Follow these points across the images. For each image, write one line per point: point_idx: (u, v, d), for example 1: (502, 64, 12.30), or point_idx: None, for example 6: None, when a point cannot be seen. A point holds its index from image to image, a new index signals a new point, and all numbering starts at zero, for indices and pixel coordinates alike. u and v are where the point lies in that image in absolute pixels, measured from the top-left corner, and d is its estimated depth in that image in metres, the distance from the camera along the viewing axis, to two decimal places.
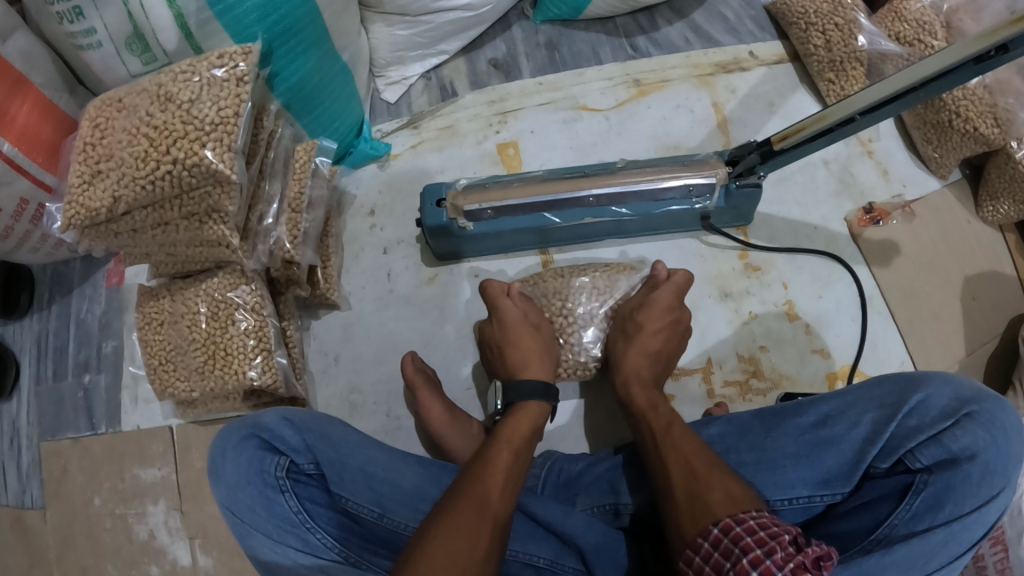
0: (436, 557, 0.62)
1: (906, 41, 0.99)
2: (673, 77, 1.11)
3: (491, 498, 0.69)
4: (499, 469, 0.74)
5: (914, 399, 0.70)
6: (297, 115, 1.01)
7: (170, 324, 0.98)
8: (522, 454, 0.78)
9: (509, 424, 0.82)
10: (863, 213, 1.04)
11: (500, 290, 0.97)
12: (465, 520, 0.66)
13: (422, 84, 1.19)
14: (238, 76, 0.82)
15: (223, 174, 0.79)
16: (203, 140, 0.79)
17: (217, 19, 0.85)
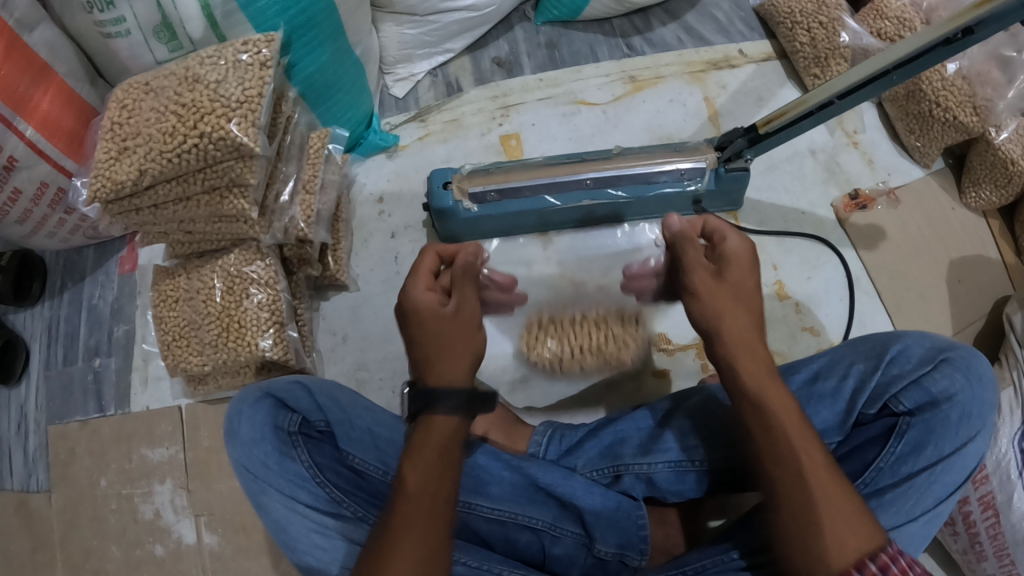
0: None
1: (887, 37, 1.05)
2: (666, 74, 1.17)
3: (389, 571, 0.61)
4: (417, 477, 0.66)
5: (895, 349, 0.80)
6: (311, 105, 1.06)
7: (186, 300, 1.02)
8: (426, 488, 0.65)
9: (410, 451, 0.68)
10: (849, 199, 1.09)
11: (426, 272, 0.81)
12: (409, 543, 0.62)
13: (429, 80, 1.25)
14: (262, 61, 0.88)
15: (248, 147, 0.84)
16: (229, 116, 0.84)
17: (241, 10, 0.91)
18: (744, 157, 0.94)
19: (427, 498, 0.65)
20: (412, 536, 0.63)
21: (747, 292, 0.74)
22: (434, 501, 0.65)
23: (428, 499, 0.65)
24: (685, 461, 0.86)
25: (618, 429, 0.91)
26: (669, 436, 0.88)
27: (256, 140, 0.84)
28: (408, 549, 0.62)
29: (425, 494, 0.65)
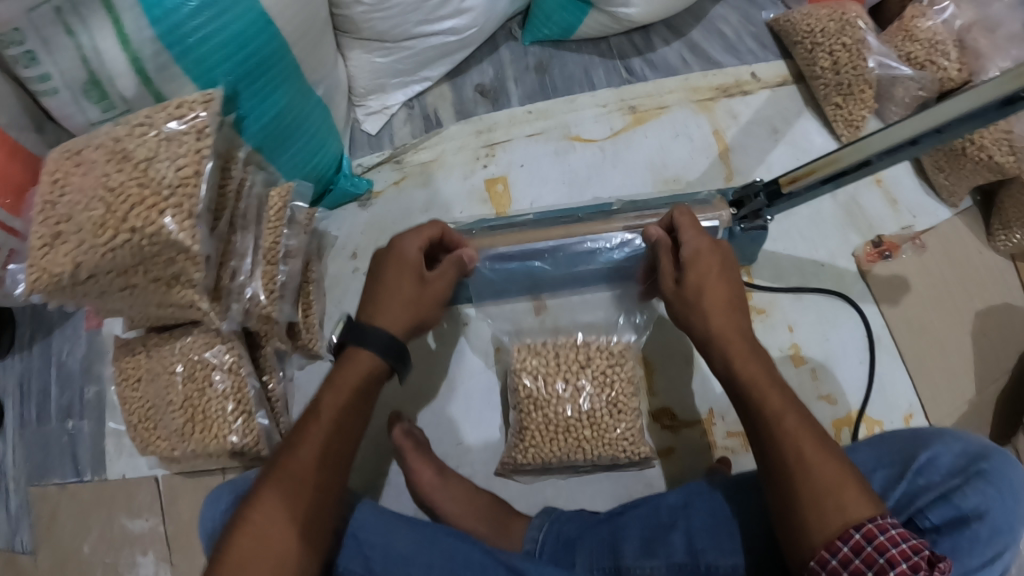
0: (274, 505, 0.66)
1: (917, 61, 0.97)
2: (671, 103, 1.04)
3: (271, 520, 0.65)
4: (331, 410, 0.73)
5: (922, 456, 0.71)
6: (270, 156, 0.95)
7: (149, 380, 0.94)
8: (324, 453, 0.70)
9: (312, 413, 0.73)
10: (872, 247, 0.99)
11: (427, 238, 0.84)
12: (306, 458, 0.69)
13: (405, 113, 1.13)
14: (200, 129, 0.78)
15: (181, 243, 0.74)
16: (162, 206, 0.74)
17: (177, 61, 0.79)
18: (764, 217, 0.84)
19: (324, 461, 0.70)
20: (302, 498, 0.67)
21: (713, 275, 0.76)
22: (330, 467, 0.70)
23: (325, 463, 0.70)
24: (693, 565, 0.74)
25: (619, 522, 0.81)
26: (674, 535, 0.77)
27: (194, 234, 0.75)
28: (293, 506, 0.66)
29: (324, 459, 0.70)
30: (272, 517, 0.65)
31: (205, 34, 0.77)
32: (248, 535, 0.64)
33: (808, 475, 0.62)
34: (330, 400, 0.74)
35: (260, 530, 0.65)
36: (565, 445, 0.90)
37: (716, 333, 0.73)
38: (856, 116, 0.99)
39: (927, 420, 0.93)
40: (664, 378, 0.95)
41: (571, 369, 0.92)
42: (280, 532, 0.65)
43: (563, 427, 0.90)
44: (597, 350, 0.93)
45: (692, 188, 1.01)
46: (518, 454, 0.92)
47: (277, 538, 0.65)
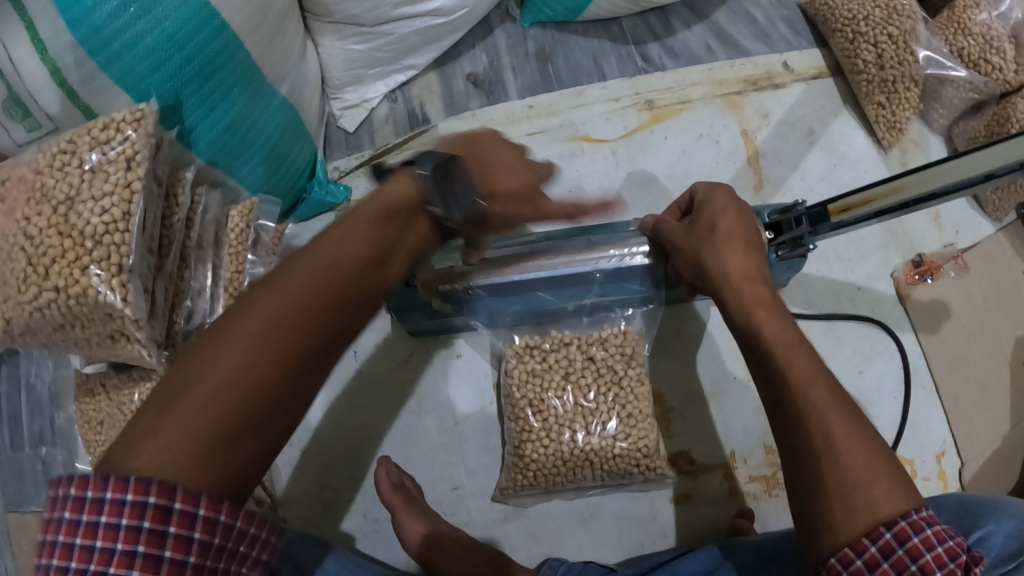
0: (218, 348, 0.50)
1: (969, 60, 0.88)
2: (693, 98, 0.93)
3: (236, 353, 0.50)
4: (335, 244, 0.56)
5: (973, 534, 0.62)
6: (229, 170, 0.80)
7: (109, 428, 0.85)
8: (317, 303, 0.53)
9: (317, 250, 0.56)
10: (911, 268, 0.90)
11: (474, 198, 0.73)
12: (279, 294, 0.52)
13: (386, 107, 0.98)
14: (128, 156, 0.66)
15: (110, 304, 0.65)
16: (85, 260, 0.64)
17: (104, 69, 0.63)
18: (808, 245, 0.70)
19: (315, 316, 0.53)
20: (283, 355, 0.51)
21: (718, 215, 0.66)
22: (323, 323, 0.54)
23: (308, 308, 0.53)
24: None
25: None
26: None
27: (126, 288, 0.65)
28: (269, 364, 0.50)
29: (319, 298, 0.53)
30: (206, 360, 0.49)
31: (131, 39, 0.62)
32: (199, 388, 0.48)
33: (836, 463, 0.50)
34: (352, 233, 0.57)
35: (217, 382, 0.48)
36: (564, 453, 0.78)
37: (721, 276, 0.62)
38: (899, 117, 0.90)
39: (961, 459, 0.85)
40: (683, 422, 0.86)
41: (571, 368, 0.81)
42: (240, 390, 0.49)
43: (563, 436, 0.79)
44: (604, 361, 0.80)
45: None
46: (517, 475, 0.80)
47: (239, 394, 0.49)
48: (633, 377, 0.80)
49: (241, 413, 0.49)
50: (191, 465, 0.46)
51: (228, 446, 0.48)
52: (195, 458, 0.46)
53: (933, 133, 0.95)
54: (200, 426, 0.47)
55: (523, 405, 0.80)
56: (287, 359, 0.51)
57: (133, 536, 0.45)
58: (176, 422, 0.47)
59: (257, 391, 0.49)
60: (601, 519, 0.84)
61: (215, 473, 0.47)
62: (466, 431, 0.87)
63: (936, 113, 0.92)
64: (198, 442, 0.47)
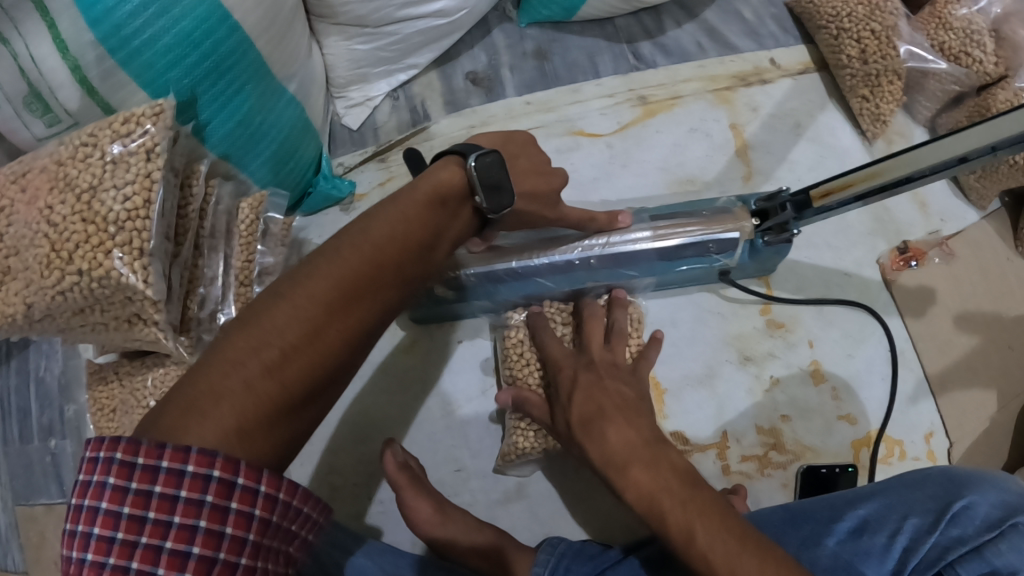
0: (276, 317, 0.53)
1: (950, 53, 0.92)
2: (685, 93, 0.97)
3: (294, 325, 0.53)
4: (386, 225, 0.59)
5: (957, 505, 0.61)
6: (239, 164, 0.83)
7: (122, 414, 0.87)
8: (364, 282, 0.56)
9: (366, 229, 0.58)
10: (898, 254, 0.94)
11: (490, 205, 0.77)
12: (333, 269, 0.55)
13: (389, 104, 1.02)
14: (149, 147, 0.70)
15: (131, 285, 0.68)
16: (108, 244, 0.67)
17: (123, 66, 0.66)
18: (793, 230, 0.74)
19: (361, 294, 0.56)
20: (332, 331, 0.54)
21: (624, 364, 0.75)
22: (370, 300, 0.57)
23: (360, 286, 0.56)
24: None
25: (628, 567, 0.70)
26: None
27: (148, 271, 0.68)
28: (318, 339, 0.54)
29: (372, 277, 0.57)
30: (265, 328, 0.52)
31: (150, 36, 0.65)
32: (256, 357, 0.51)
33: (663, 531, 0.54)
34: (397, 215, 0.60)
35: (270, 353, 0.51)
36: None
37: None
38: (884, 110, 0.94)
39: (950, 440, 0.88)
40: (678, 403, 0.89)
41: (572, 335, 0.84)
42: (291, 363, 0.52)
43: None
44: None
45: (708, 189, 0.94)
46: (519, 438, 0.82)
47: (290, 366, 0.52)
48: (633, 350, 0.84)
49: (296, 383, 0.52)
50: (249, 434, 0.50)
51: (279, 416, 0.52)
52: (253, 427, 0.50)
53: (917, 124, 0.99)
54: (260, 389, 0.51)
55: (523, 364, 0.82)
56: (334, 336, 0.55)
57: (196, 507, 0.48)
58: (234, 391, 0.50)
59: (311, 363, 0.53)
60: (600, 500, 0.86)
61: (270, 439, 0.51)
62: (469, 416, 0.90)
63: (921, 105, 0.97)
64: (254, 412, 0.50)
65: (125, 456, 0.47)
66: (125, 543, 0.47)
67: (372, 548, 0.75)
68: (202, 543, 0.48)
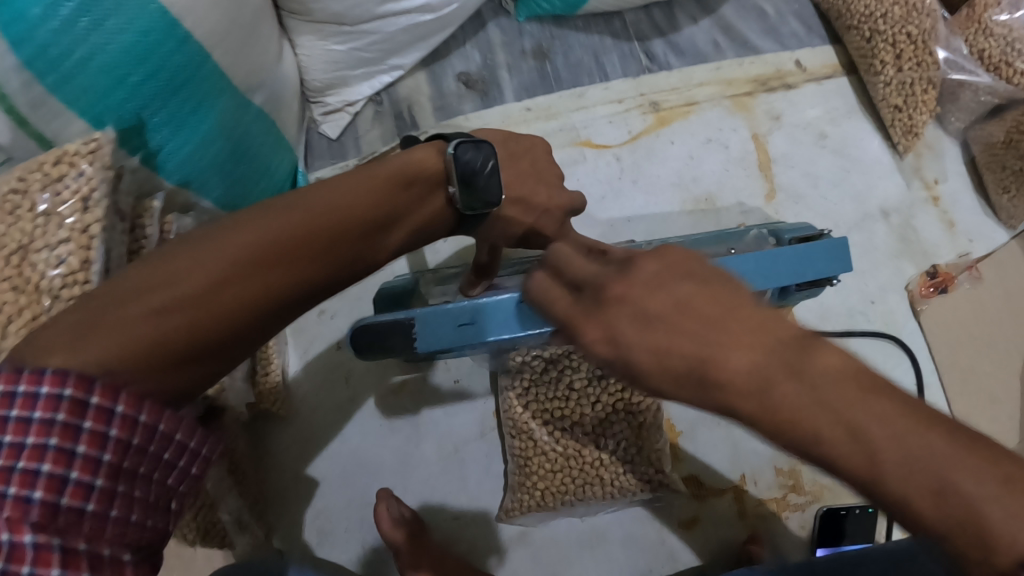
0: (183, 259, 0.41)
1: (990, 62, 0.85)
2: (700, 99, 0.87)
3: (207, 269, 0.40)
4: (340, 194, 0.50)
5: None
6: (202, 190, 0.73)
7: None
8: (324, 229, 0.47)
9: (348, 187, 0.50)
10: (927, 280, 0.87)
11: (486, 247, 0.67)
12: (267, 217, 0.45)
13: (371, 110, 0.89)
14: (83, 196, 0.60)
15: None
16: (43, 318, 0.58)
17: (54, 92, 0.55)
18: None
19: (316, 234, 0.46)
20: (273, 270, 0.43)
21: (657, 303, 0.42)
22: (322, 244, 0.47)
23: (300, 247, 0.45)
24: None
25: None
26: None
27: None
28: (257, 277, 0.43)
29: (318, 246, 0.46)
30: (173, 266, 0.40)
31: (85, 57, 0.54)
32: (150, 293, 0.38)
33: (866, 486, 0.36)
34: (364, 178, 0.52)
35: (193, 275, 0.40)
36: (576, 484, 0.74)
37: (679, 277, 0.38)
38: (916, 121, 0.86)
39: None
40: (693, 444, 0.82)
41: (579, 380, 0.72)
42: (212, 296, 0.40)
43: (574, 467, 0.74)
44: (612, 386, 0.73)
45: (728, 210, 0.84)
46: (521, 496, 0.76)
47: (207, 288, 0.40)
48: (651, 397, 0.74)
49: (193, 342, 0.39)
50: (131, 362, 0.36)
51: (178, 356, 0.39)
52: (137, 356, 0.36)
53: (949, 136, 0.93)
54: (151, 332, 0.37)
55: (527, 417, 0.73)
56: (269, 277, 0.43)
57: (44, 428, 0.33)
58: (140, 311, 0.38)
59: (220, 323, 0.41)
60: (612, 547, 0.81)
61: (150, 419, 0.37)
62: (468, 459, 0.83)
63: (953, 116, 0.90)
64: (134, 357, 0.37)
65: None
66: None
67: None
68: (46, 489, 0.33)
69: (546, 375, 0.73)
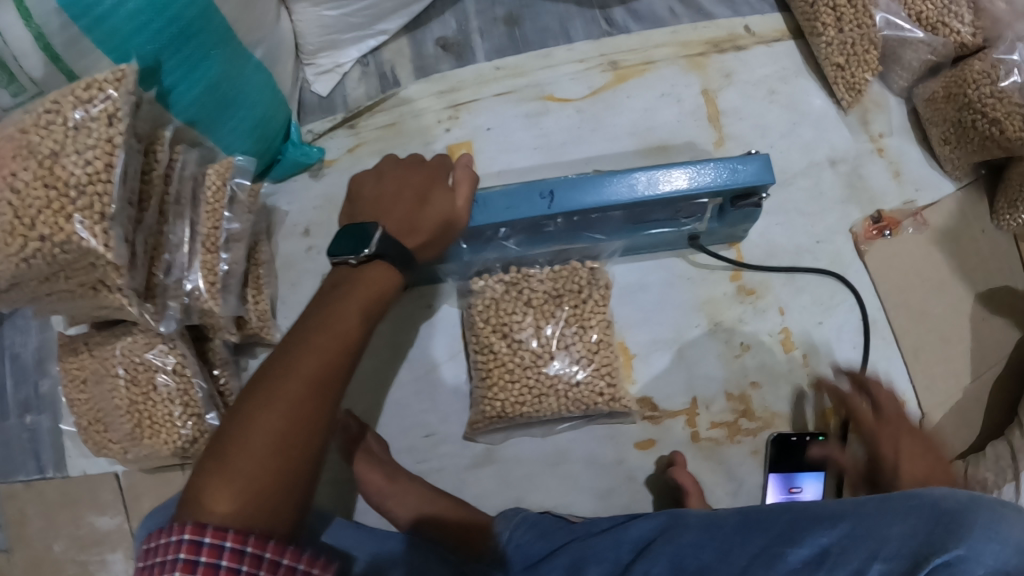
0: (268, 425, 0.57)
1: (928, 23, 0.91)
2: (658, 58, 0.96)
3: (292, 426, 0.57)
4: (362, 289, 0.66)
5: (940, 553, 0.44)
6: (208, 131, 0.83)
7: (95, 384, 0.86)
8: (354, 349, 0.63)
9: (345, 298, 0.65)
10: (871, 223, 0.93)
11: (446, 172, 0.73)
12: (323, 339, 0.61)
13: (359, 70, 1.00)
14: (110, 114, 0.69)
15: (91, 250, 0.67)
16: (69, 209, 0.67)
17: (87, 33, 0.67)
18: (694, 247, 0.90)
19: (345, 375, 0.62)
20: (330, 393, 0.60)
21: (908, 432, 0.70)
22: (351, 362, 0.63)
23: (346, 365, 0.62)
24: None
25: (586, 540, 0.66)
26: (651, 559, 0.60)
27: (108, 236, 0.67)
28: (321, 401, 0.59)
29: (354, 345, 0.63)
30: (265, 429, 0.57)
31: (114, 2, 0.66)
32: (268, 454, 0.56)
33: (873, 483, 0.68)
34: (374, 278, 0.67)
35: (283, 423, 0.57)
36: (540, 403, 0.82)
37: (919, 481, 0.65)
38: (858, 78, 0.93)
39: (922, 411, 0.88)
40: (646, 366, 0.89)
41: (535, 296, 0.83)
42: (300, 432, 0.58)
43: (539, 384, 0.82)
44: (569, 307, 0.83)
45: (680, 154, 0.93)
46: (486, 407, 0.82)
47: (295, 454, 0.57)
48: (601, 314, 0.84)
49: (297, 445, 0.57)
50: (263, 503, 0.55)
51: (290, 485, 0.57)
52: (265, 495, 0.55)
53: (893, 94, 0.98)
54: (277, 460, 0.56)
55: (488, 330, 0.83)
56: (329, 440, 0.61)
57: (237, 552, 0.51)
58: (254, 464, 0.55)
59: (305, 433, 0.58)
60: (571, 465, 0.86)
61: (283, 504, 0.56)
62: (438, 384, 0.89)
63: (897, 75, 0.96)
64: (270, 487, 0.55)
65: (188, 555, 0.51)
66: (208, 563, 0.51)
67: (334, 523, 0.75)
68: (229, 557, 0.51)
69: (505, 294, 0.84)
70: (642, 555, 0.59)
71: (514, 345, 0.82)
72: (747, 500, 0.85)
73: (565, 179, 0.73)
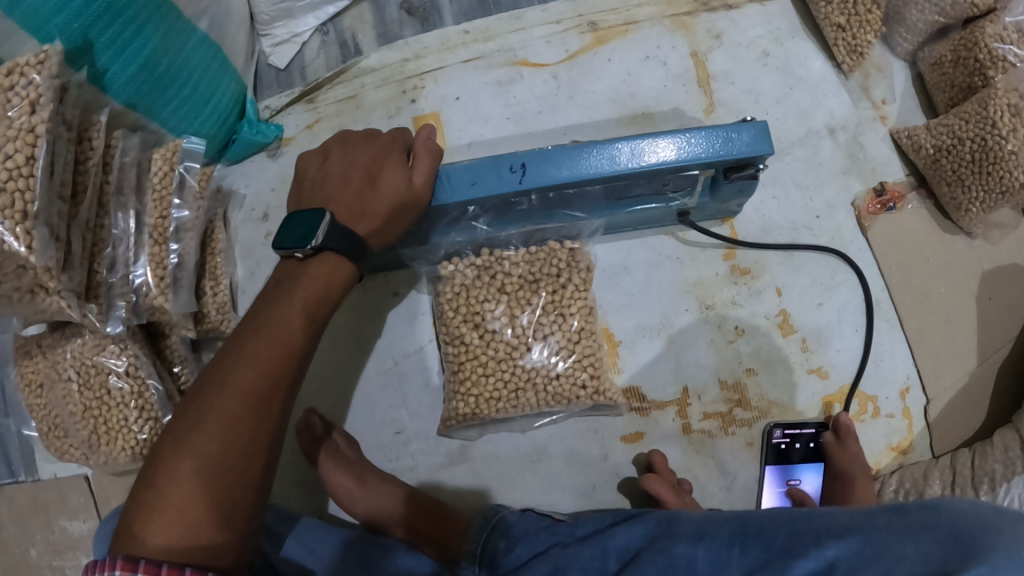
0: (198, 445, 0.52)
1: None
2: (640, 18, 0.89)
3: (225, 446, 0.53)
4: (307, 289, 0.61)
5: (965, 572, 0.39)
6: (150, 113, 0.76)
7: (48, 390, 0.81)
8: (296, 356, 0.58)
9: (286, 299, 0.60)
10: (874, 196, 0.86)
11: (404, 148, 0.67)
12: (260, 346, 0.56)
13: (319, 40, 0.93)
14: (32, 99, 0.62)
15: (16, 254, 0.61)
16: None
17: (6, 13, 0.58)
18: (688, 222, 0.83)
19: (287, 385, 0.57)
20: (269, 406, 0.55)
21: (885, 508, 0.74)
22: (295, 371, 0.58)
23: (288, 376, 0.57)
24: None
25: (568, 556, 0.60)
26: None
27: (32, 236, 0.61)
28: (259, 418, 0.55)
29: (296, 351, 0.58)
30: (198, 451, 0.52)
31: None
32: (199, 478, 0.51)
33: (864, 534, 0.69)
34: (319, 273, 0.62)
35: (217, 444, 0.53)
36: (515, 400, 0.77)
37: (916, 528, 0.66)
38: (860, 40, 0.85)
39: (927, 397, 0.82)
40: (631, 354, 0.83)
41: (509, 282, 0.77)
42: (236, 453, 0.53)
43: (513, 379, 0.77)
44: (547, 297, 0.78)
45: (665, 121, 0.86)
46: (458, 404, 0.78)
47: (231, 477, 0.53)
48: (582, 300, 0.79)
49: (233, 468, 0.53)
50: (198, 533, 0.50)
51: (228, 512, 0.52)
52: (199, 525, 0.51)
53: (896, 58, 0.90)
54: (211, 485, 0.52)
55: (459, 321, 0.78)
56: (274, 457, 0.57)
57: None
58: (185, 491, 0.51)
59: (242, 454, 0.53)
60: (553, 462, 0.81)
61: (222, 532, 0.52)
62: (407, 379, 0.84)
63: (901, 36, 0.87)
64: (204, 514, 0.51)
65: None
66: None
67: (300, 524, 0.70)
68: None
69: (478, 279, 0.78)
70: (629, 567, 0.54)
71: (487, 338, 0.77)
72: (743, 494, 0.80)
73: (536, 151, 0.66)
